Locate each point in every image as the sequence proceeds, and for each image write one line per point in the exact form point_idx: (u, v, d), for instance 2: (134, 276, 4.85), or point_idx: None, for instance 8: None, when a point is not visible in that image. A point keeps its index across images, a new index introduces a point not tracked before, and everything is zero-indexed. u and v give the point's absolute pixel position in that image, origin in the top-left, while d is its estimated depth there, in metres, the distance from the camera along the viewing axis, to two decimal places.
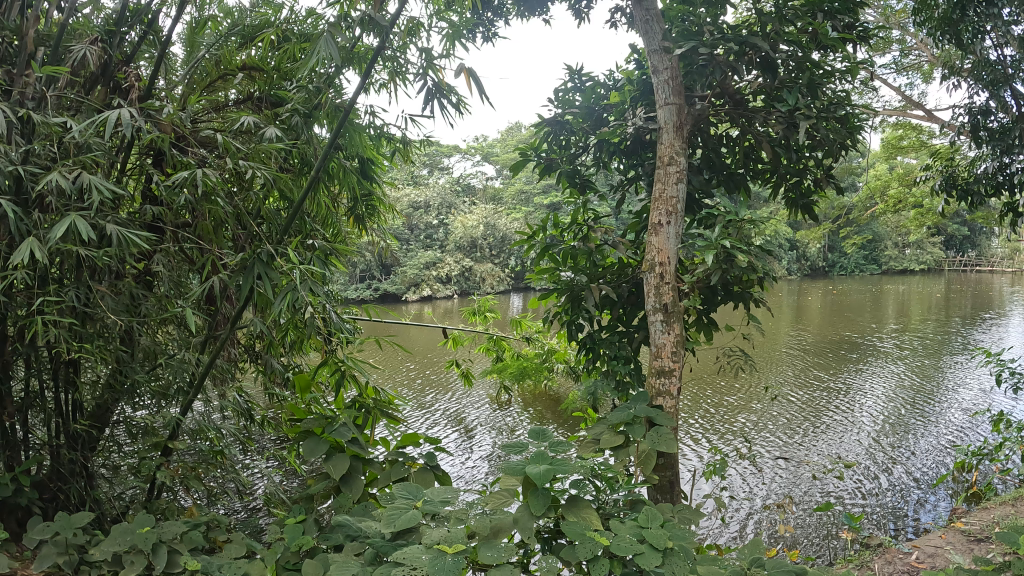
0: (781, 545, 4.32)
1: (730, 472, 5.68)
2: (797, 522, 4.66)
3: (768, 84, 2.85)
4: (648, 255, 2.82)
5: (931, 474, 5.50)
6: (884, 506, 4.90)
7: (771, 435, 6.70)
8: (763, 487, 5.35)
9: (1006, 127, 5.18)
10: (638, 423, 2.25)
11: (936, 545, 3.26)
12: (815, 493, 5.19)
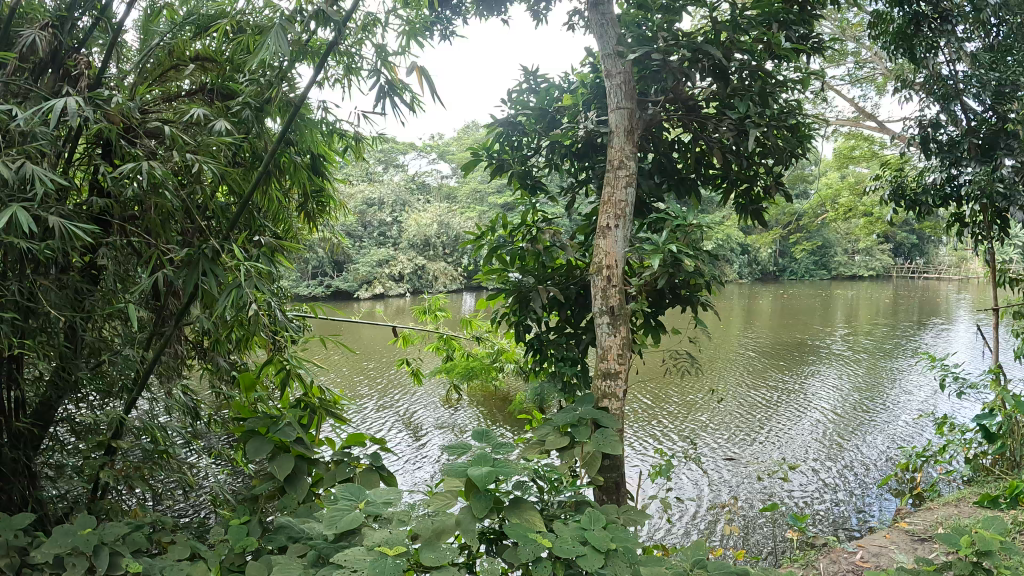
0: (727, 545, 4.38)
1: (678, 473, 5.76)
2: (742, 522, 4.75)
3: (720, 92, 2.91)
4: (596, 258, 2.84)
5: (874, 476, 5.66)
6: (829, 506, 5.01)
7: (719, 437, 6.82)
8: (710, 488, 5.43)
9: (956, 140, 5.36)
10: (583, 425, 2.29)
11: (880, 544, 3.34)
12: (760, 493, 5.29)
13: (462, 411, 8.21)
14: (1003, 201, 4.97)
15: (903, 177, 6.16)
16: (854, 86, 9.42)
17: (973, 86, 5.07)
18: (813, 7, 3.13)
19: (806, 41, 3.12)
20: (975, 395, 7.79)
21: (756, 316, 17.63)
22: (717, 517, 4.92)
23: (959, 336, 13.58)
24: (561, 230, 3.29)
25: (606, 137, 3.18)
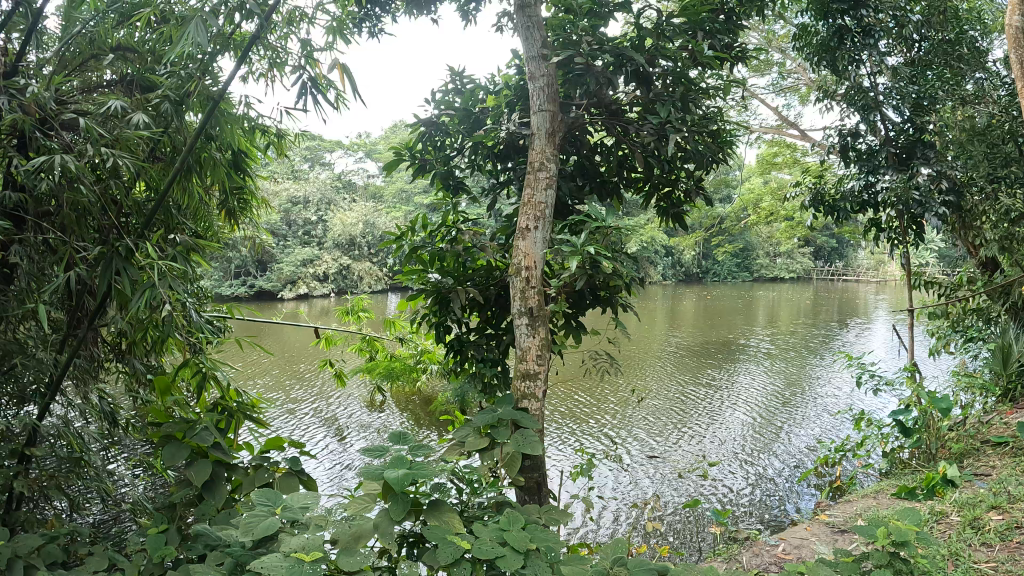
0: (648, 542, 4.46)
1: (600, 472, 5.83)
2: (663, 519, 4.83)
3: (643, 96, 2.99)
4: (515, 259, 2.85)
5: (794, 470, 5.85)
6: (749, 503, 5.14)
7: (645, 436, 6.95)
8: (629, 487, 5.52)
9: (874, 150, 5.68)
10: (503, 426, 2.33)
11: (801, 537, 3.46)
12: (679, 491, 5.40)
13: (387, 413, 8.13)
14: (917, 209, 5.27)
15: (822, 184, 6.42)
16: (778, 96, 9.76)
17: (893, 99, 5.55)
18: (738, 17, 3.25)
19: (732, 51, 3.23)
20: (889, 391, 8.15)
21: (679, 317, 18.06)
22: (640, 516, 5.00)
23: (874, 336, 14.23)
24: (483, 231, 3.33)
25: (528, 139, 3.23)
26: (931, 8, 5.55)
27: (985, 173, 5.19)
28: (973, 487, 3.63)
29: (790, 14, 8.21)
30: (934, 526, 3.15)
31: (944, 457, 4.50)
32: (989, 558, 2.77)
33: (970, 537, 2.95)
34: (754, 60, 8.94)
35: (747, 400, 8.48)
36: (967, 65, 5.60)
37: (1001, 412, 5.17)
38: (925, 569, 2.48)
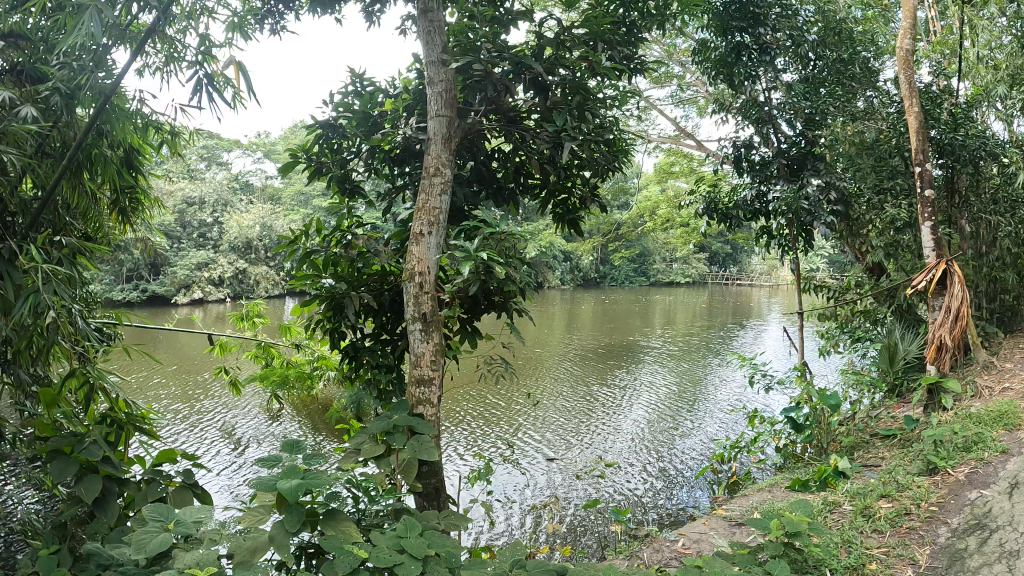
0: (550, 543, 4.53)
1: (499, 475, 5.88)
2: (563, 520, 4.92)
3: (541, 104, 3.05)
4: (409, 264, 2.91)
5: (690, 468, 6.07)
6: (646, 501, 5.29)
7: (547, 438, 7.04)
8: (528, 489, 5.58)
9: (767, 160, 6.00)
10: (398, 432, 2.44)
11: (700, 531, 3.59)
12: (577, 492, 5.51)
13: (286, 421, 7.91)
14: (807, 218, 5.52)
15: (715, 193, 6.70)
16: (677, 107, 10.13)
17: (786, 113, 5.85)
18: (639, 30, 3.41)
19: (630, 63, 3.36)
20: (779, 389, 8.58)
21: (580, 321, 18.40)
22: (541, 517, 5.06)
23: (766, 337, 14.96)
24: (378, 236, 3.32)
25: (424, 143, 3.26)
26: (827, 30, 6.23)
27: (873, 183, 6.10)
28: (861, 478, 3.87)
29: (688, 29, 8.54)
30: (829, 517, 3.28)
31: (835, 450, 4.77)
32: (881, 544, 2.93)
33: (861, 524, 3.11)
34: (654, 72, 9.26)
35: (645, 401, 8.72)
36: (858, 83, 6.21)
37: (888, 406, 5.52)
38: (817, 556, 2.63)
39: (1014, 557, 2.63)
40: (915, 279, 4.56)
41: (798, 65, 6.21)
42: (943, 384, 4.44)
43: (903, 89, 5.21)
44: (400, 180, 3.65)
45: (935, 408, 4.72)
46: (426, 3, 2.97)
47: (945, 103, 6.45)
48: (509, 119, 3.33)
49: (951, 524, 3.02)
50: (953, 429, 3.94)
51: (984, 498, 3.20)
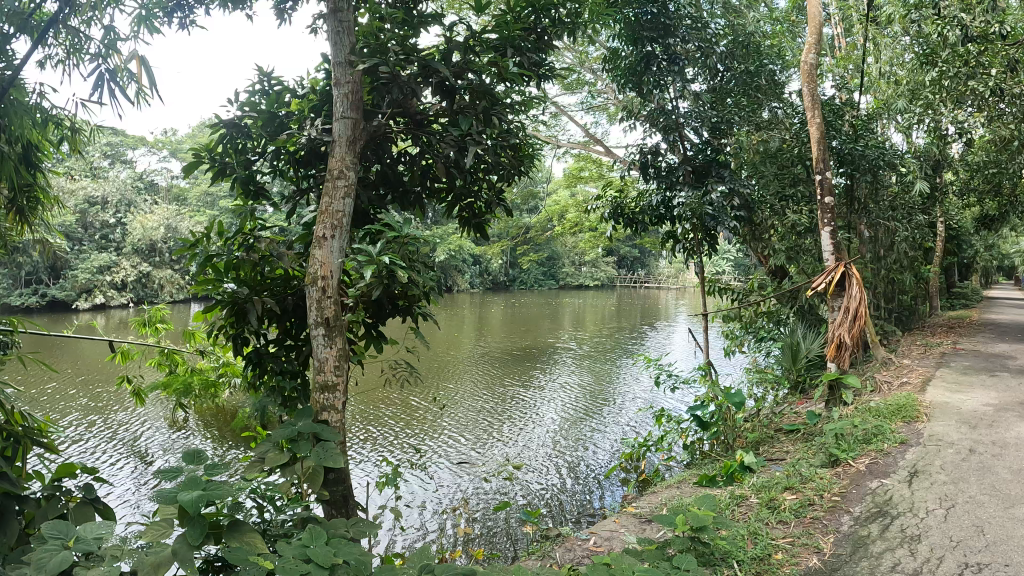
0: (461, 546, 4.53)
1: (407, 480, 5.82)
2: (473, 523, 4.93)
3: (447, 108, 3.09)
4: (311, 268, 2.89)
5: (600, 467, 6.19)
6: (555, 501, 5.36)
7: (457, 441, 7.04)
8: (437, 493, 5.56)
9: (673, 167, 6.16)
10: (302, 439, 2.41)
11: (610, 529, 3.66)
12: (487, 494, 5.53)
13: (190, 431, 7.57)
14: (710, 222, 5.81)
15: (621, 198, 6.86)
16: (587, 113, 10.37)
17: (694, 121, 6.03)
18: (549, 38, 3.47)
19: (539, 69, 3.45)
20: (685, 389, 8.86)
21: (491, 324, 18.50)
22: (451, 521, 5.05)
23: (673, 338, 15.48)
24: (281, 239, 3.26)
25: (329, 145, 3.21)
26: (735, 43, 6.40)
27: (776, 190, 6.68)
28: (766, 472, 4.03)
29: (598, 38, 8.77)
30: (736, 509, 3.39)
31: (740, 446, 4.94)
32: (785, 534, 3.05)
33: (767, 516, 3.22)
34: (566, 79, 9.45)
35: (554, 402, 8.83)
36: (764, 95, 6.58)
37: (792, 401, 5.81)
38: (723, 548, 2.72)
39: (912, 541, 2.82)
40: (814, 281, 4.76)
41: (705, 76, 6.46)
42: (843, 379, 4.67)
43: (807, 101, 5.49)
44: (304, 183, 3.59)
45: (836, 403, 5.00)
46: (336, 4, 2.97)
47: (846, 116, 6.86)
48: (416, 122, 3.36)
49: (854, 513, 3.20)
50: (853, 423, 4.26)
51: (885, 487, 3.48)
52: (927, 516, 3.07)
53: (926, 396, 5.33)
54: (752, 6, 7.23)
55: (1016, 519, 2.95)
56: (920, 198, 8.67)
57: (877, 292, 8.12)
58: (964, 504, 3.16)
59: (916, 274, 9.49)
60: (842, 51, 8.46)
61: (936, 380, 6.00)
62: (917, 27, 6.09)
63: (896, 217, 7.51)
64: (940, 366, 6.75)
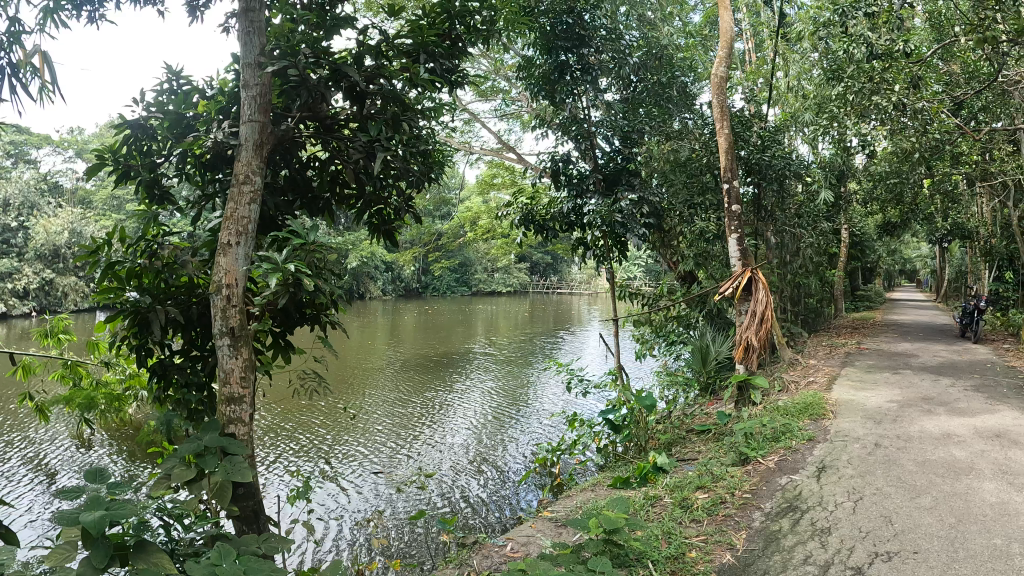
0: (377, 558, 4.46)
1: (320, 493, 5.69)
2: (389, 534, 4.86)
3: (357, 113, 3.19)
4: (216, 276, 2.82)
5: (515, 472, 6.22)
6: (471, 509, 5.34)
7: (371, 451, 6.94)
8: (351, 505, 5.45)
9: (584, 175, 6.32)
10: (209, 454, 2.35)
11: (527, 533, 3.66)
12: (402, 505, 5.46)
13: (93, 447, 7.17)
14: (621, 230, 5.99)
15: (532, 205, 6.81)
16: (501, 120, 10.46)
17: (604, 129, 6.23)
18: (463, 43, 3.62)
19: (451, 75, 3.61)
20: (597, 393, 9.00)
21: (405, 331, 18.33)
22: (365, 533, 4.96)
23: (585, 343, 15.73)
24: (185, 245, 3.15)
25: (237, 150, 3.13)
26: (648, 54, 6.69)
27: (687, 199, 7.06)
28: (678, 473, 4.13)
29: (512, 47, 8.85)
30: (651, 510, 3.46)
31: (653, 447, 5.02)
32: (698, 532, 3.13)
33: (681, 516, 3.30)
34: (482, 86, 9.50)
35: (468, 410, 8.80)
36: (676, 105, 6.84)
37: (703, 403, 6.00)
38: (637, 549, 2.76)
39: (823, 534, 2.95)
40: (724, 286, 4.91)
41: (618, 86, 6.64)
42: (750, 380, 4.82)
43: (716, 112, 5.70)
44: (210, 188, 3.46)
45: (745, 403, 5.19)
46: (247, 3, 2.95)
47: (753, 128, 7.22)
48: (326, 126, 3.34)
49: (764, 509, 3.33)
50: (762, 422, 4.45)
51: (795, 483, 3.64)
52: (836, 508, 3.23)
53: (831, 394, 5.62)
54: (665, 19, 7.45)
55: (919, 508, 3.14)
56: (823, 206, 9.12)
57: (783, 296, 8.50)
58: (872, 496, 3.34)
59: (819, 278, 9.98)
60: (750, 66, 8.82)
61: (840, 379, 6.32)
62: (827, 43, 6.41)
63: (800, 224, 7.89)
64: (843, 365, 7.13)
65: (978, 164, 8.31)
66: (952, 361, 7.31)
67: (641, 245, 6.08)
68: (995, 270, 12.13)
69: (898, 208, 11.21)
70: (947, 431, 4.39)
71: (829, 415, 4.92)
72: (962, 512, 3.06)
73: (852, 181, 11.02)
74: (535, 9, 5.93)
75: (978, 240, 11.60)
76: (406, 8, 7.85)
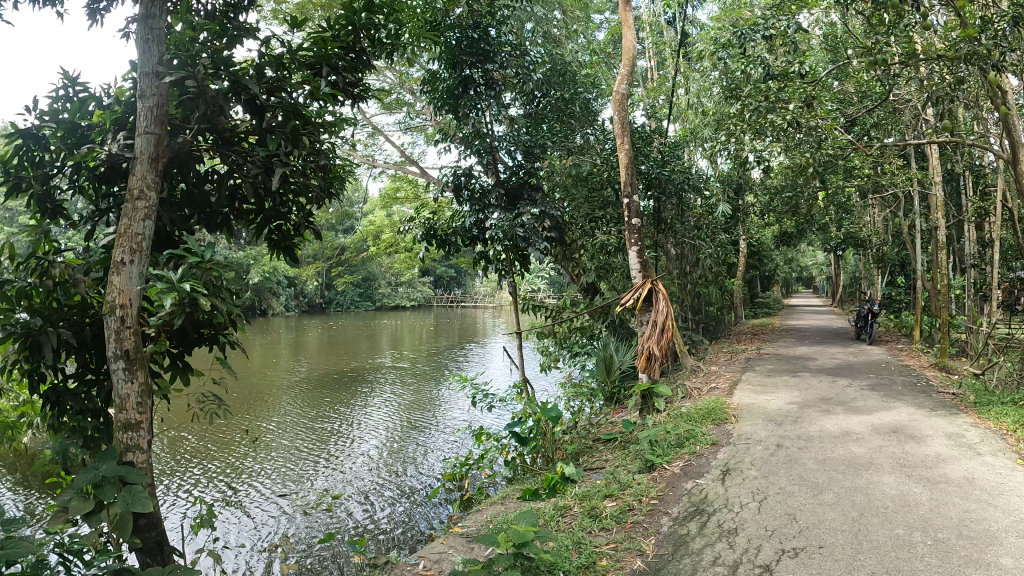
0: None
1: (225, 520, 5.45)
2: (298, 559, 4.70)
3: (256, 127, 3.12)
4: (108, 296, 2.67)
5: (425, 489, 6.16)
6: (384, 528, 5.25)
7: (276, 474, 6.71)
8: (258, 531, 5.25)
9: (486, 190, 6.41)
10: (107, 483, 2.26)
11: (440, 550, 3.54)
12: (312, 527, 5.30)
13: None
14: (523, 243, 6.10)
15: (434, 219, 6.82)
16: (406, 133, 10.44)
17: (507, 145, 6.36)
18: (368, 57, 3.67)
19: (353, 88, 3.64)
20: (503, 406, 9.03)
21: (308, 348, 17.83)
22: (273, 560, 4.77)
23: (492, 356, 15.77)
24: (77, 262, 2.97)
25: (133, 163, 3.01)
26: (552, 71, 6.92)
27: (586, 213, 7.21)
28: (586, 482, 4.16)
29: (418, 60, 8.83)
30: (561, 520, 3.46)
31: (560, 458, 5.04)
32: (608, 540, 3.16)
33: (591, 525, 3.32)
34: (386, 99, 9.45)
35: (375, 427, 8.65)
36: (575, 120, 7.01)
37: (608, 412, 6.13)
38: (551, 560, 2.76)
39: (730, 534, 3.06)
40: (624, 297, 4.95)
41: (522, 101, 6.76)
42: (653, 389, 4.91)
43: (616, 128, 5.86)
44: (104, 203, 3.28)
45: (648, 411, 5.31)
46: (148, 9, 2.84)
47: (653, 143, 7.47)
48: (224, 139, 3.25)
49: (672, 514, 3.41)
50: (667, 429, 4.57)
51: (700, 487, 3.76)
52: (740, 510, 3.35)
53: (733, 399, 5.85)
54: (569, 36, 7.63)
55: (822, 504, 3.29)
56: (722, 218, 9.52)
57: (683, 305, 8.80)
58: (775, 496, 3.48)
59: (719, 287, 10.37)
60: (652, 83, 9.12)
61: (741, 384, 6.57)
62: (726, 63, 6.70)
63: (699, 237, 8.22)
64: (744, 370, 7.42)
65: (868, 178, 8.86)
66: (849, 362, 7.72)
67: (542, 259, 6.23)
68: (887, 276, 12.91)
69: (793, 220, 11.79)
70: (846, 429, 4.63)
71: (731, 420, 5.11)
72: (863, 506, 3.24)
73: (749, 194, 11.57)
74: (441, 23, 5.93)
75: (870, 248, 12.32)
76: (310, 17, 7.72)
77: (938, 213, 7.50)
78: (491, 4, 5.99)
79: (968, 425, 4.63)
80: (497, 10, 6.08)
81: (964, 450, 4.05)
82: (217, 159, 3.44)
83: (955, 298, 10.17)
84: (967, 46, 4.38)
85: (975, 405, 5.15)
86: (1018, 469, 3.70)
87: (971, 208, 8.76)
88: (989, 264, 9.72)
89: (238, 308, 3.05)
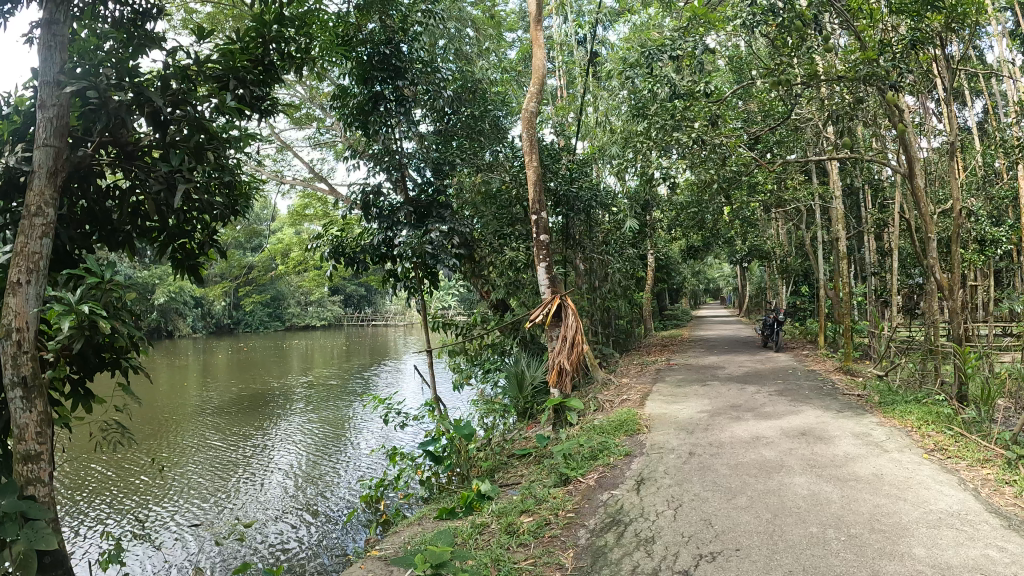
0: None
1: (129, 556, 5.13)
2: None
3: (160, 140, 2.99)
4: (3, 319, 2.48)
5: (340, 512, 6.00)
6: (302, 555, 5.07)
7: (185, 504, 6.39)
8: (167, 565, 4.96)
9: (394, 208, 6.30)
10: (10, 521, 2.18)
11: None
12: (224, 558, 5.05)
13: None
14: (431, 260, 6.02)
15: (342, 237, 6.67)
16: (316, 148, 10.26)
17: (417, 161, 6.31)
18: (276, 69, 3.63)
19: (260, 102, 3.58)
20: (416, 425, 8.90)
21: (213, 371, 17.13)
22: None
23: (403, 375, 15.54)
24: None
25: (28, 178, 2.83)
26: (462, 88, 7.04)
27: (494, 229, 7.45)
28: (503, 498, 4.13)
29: (329, 76, 8.72)
30: (479, 536, 3.43)
31: (475, 475, 5.00)
32: (526, 555, 3.14)
33: (509, 541, 3.29)
34: (295, 112, 9.30)
35: (284, 451, 8.32)
36: (486, 138, 7.22)
37: (521, 427, 6.16)
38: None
39: (648, 543, 3.12)
40: (533, 313, 4.98)
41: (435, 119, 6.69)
42: (565, 403, 4.95)
43: (525, 146, 5.91)
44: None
45: (561, 425, 5.36)
46: (52, 14, 2.71)
47: (562, 160, 7.62)
48: (126, 153, 3.09)
49: (589, 526, 3.45)
50: (581, 441, 4.63)
51: (615, 497, 3.83)
52: (656, 518, 3.42)
53: (647, 409, 6.00)
54: (479, 54, 7.74)
55: (736, 508, 3.41)
56: (630, 233, 9.79)
57: (594, 319, 8.97)
58: (690, 502, 3.58)
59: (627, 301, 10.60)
60: (562, 101, 9.31)
61: (652, 394, 6.75)
62: (636, 82, 6.92)
63: (608, 252, 8.42)
64: (655, 381, 7.62)
65: (771, 193, 9.36)
66: (755, 369, 8.06)
67: (451, 277, 6.10)
68: (791, 286, 13.55)
69: (699, 233, 12.23)
70: (756, 434, 4.83)
71: (643, 431, 5.23)
72: (777, 507, 3.37)
73: (656, 209, 11.95)
74: (353, 38, 5.85)
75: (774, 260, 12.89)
76: (220, 27, 7.55)
77: (839, 226, 7.93)
78: (404, 20, 6.00)
79: (875, 424, 4.90)
80: (409, 27, 6.10)
81: (870, 449, 4.29)
82: (118, 174, 3.29)
83: (857, 306, 10.81)
84: (867, 68, 4.64)
85: (879, 405, 5.46)
86: (922, 463, 3.93)
87: (868, 220, 9.31)
88: (888, 272, 10.44)
89: (140, 330, 2.91)
